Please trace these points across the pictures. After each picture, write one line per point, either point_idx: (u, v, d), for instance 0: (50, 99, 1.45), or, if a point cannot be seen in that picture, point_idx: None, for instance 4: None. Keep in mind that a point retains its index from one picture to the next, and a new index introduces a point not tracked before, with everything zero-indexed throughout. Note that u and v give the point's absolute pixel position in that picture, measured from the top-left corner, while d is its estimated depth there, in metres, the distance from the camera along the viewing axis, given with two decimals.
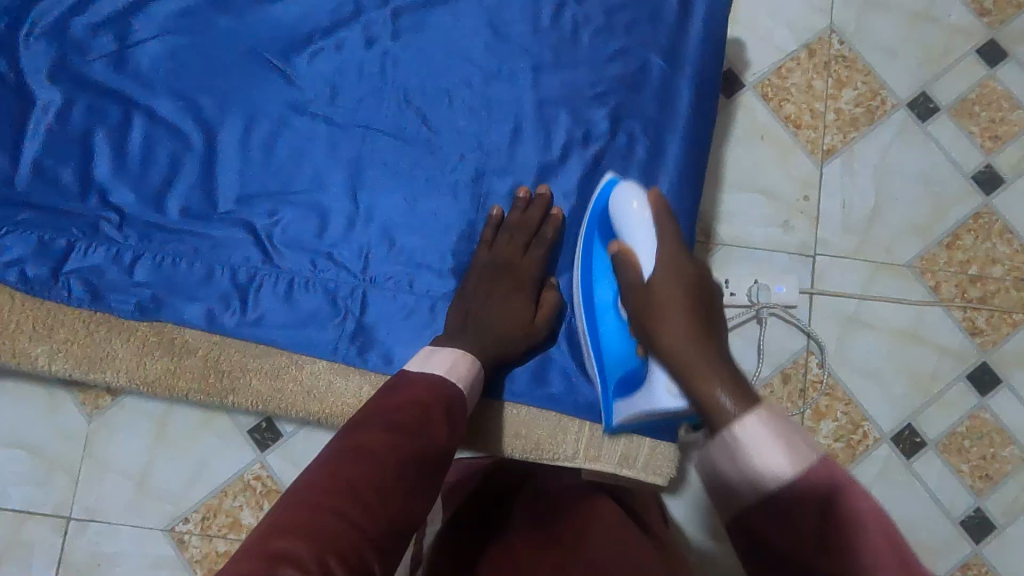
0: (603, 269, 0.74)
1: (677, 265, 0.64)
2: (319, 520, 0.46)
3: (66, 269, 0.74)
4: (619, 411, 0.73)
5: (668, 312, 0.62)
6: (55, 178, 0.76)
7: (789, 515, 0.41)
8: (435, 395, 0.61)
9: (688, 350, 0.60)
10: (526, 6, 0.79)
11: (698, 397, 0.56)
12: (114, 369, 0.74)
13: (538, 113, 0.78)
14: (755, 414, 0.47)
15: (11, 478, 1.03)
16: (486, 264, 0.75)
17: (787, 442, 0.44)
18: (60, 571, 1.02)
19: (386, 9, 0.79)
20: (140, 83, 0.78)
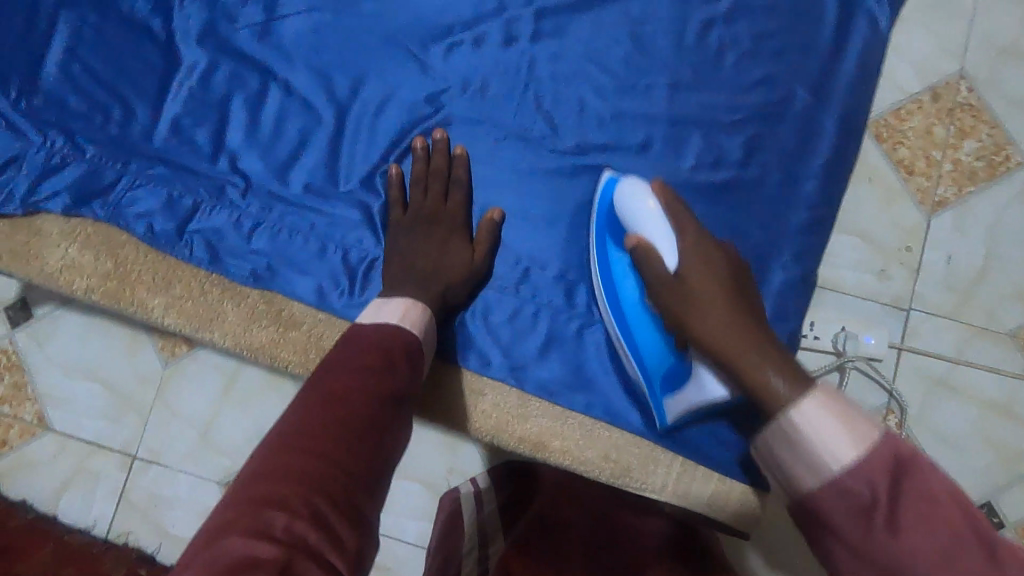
0: (620, 266, 0.70)
1: (708, 255, 0.62)
2: (301, 462, 0.47)
3: (190, 227, 0.76)
4: (670, 411, 0.69)
5: (708, 303, 0.60)
6: (191, 138, 0.79)
7: (851, 492, 0.42)
8: (397, 341, 0.60)
9: (729, 337, 0.58)
10: (672, 22, 0.77)
11: (747, 382, 0.55)
12: (221, 330, 0.76)
13: (669, 132, 0.76)
14: (813, 399, 0.46)
15: (88, 409, 1.07)
16: (416, 217, 0.74)
17: (842, 419, 0.45)
18: (120, 505, 1.06)
19: (531, 8, 0.77)
20: (282, 55, 0.79)
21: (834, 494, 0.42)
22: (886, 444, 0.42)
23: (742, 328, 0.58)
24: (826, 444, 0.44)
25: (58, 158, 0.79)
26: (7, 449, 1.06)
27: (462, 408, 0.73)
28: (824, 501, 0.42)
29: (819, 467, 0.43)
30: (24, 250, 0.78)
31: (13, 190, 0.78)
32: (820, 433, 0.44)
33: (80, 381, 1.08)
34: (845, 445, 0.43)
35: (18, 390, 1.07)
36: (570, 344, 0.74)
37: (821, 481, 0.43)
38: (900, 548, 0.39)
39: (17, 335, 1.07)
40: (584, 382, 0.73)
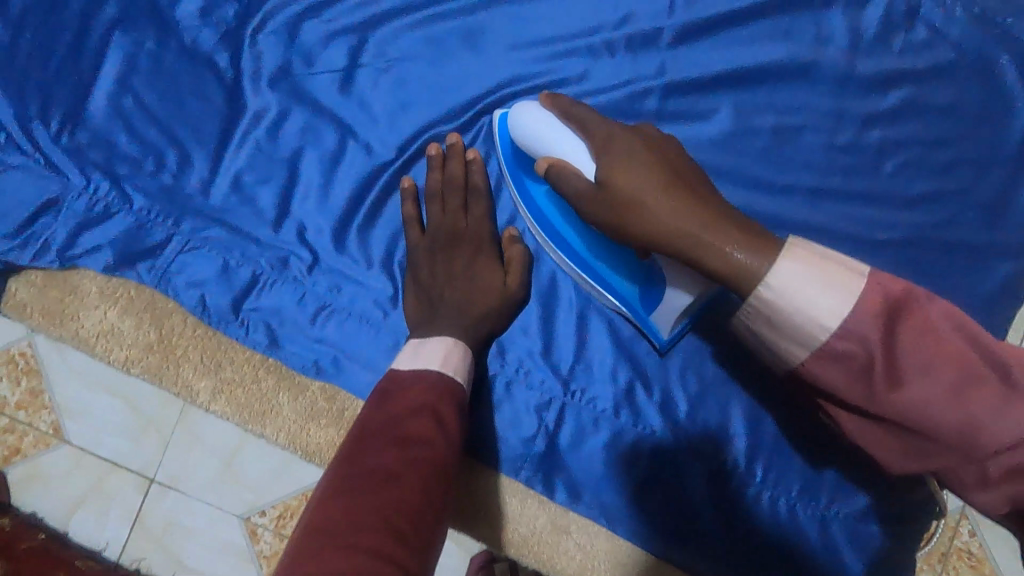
0: (542, 197, 0.63)
1: (620, 146, 0.53)
2: (342, 563, 0.43)
3: (247, 303, 0.67)
4: (661, 326, 0.61)
5: (645, 198, 0.49)
6: (254, 198, 0.68)
7: (845, 357, 0.39)
8: (435, 394, 0.55)
9: (681, 223, 0.47)
10: (826, 115, 0.65)
11: (712, 268, 0.46)
12: (276, 426, 0.68)
13: (812, 245, 0.65)
14: (788, 258, 0.40)
15: (106, 425, 0.89)
16: (437, 238, 0.65)
17: (824, 279, 0.39)
18: (134, 530, 0.89)
19: (661, 82, 0.66)
20: (364, 110, 0.68)
21: (825, 362, 0.40)
22: (873, 290, 0.39)
23: (688, 205, 0.48)
24: (810, 314, 0.39)
25: (102, 207, 0.68)
26: (19, 459, 0.89)
27: (543, 546, 0.66)
28: (815, 372, 0.41)
29: (806, 340, 0.40)
30: (58, 308, 0.70)
31: (50, 240, 0.68)
32: (805, 301, 0.39)
33: (99, 395, 0.90)
34: (838, 310, 0.39)
35: (35, 398, 0.90)
36: (673, 486, 0.64)
37: (809, 353, 0.40)
38: (911, 399, 0.38)
39: (36, 338, 0.90)
40: (684, 531, 0.64)
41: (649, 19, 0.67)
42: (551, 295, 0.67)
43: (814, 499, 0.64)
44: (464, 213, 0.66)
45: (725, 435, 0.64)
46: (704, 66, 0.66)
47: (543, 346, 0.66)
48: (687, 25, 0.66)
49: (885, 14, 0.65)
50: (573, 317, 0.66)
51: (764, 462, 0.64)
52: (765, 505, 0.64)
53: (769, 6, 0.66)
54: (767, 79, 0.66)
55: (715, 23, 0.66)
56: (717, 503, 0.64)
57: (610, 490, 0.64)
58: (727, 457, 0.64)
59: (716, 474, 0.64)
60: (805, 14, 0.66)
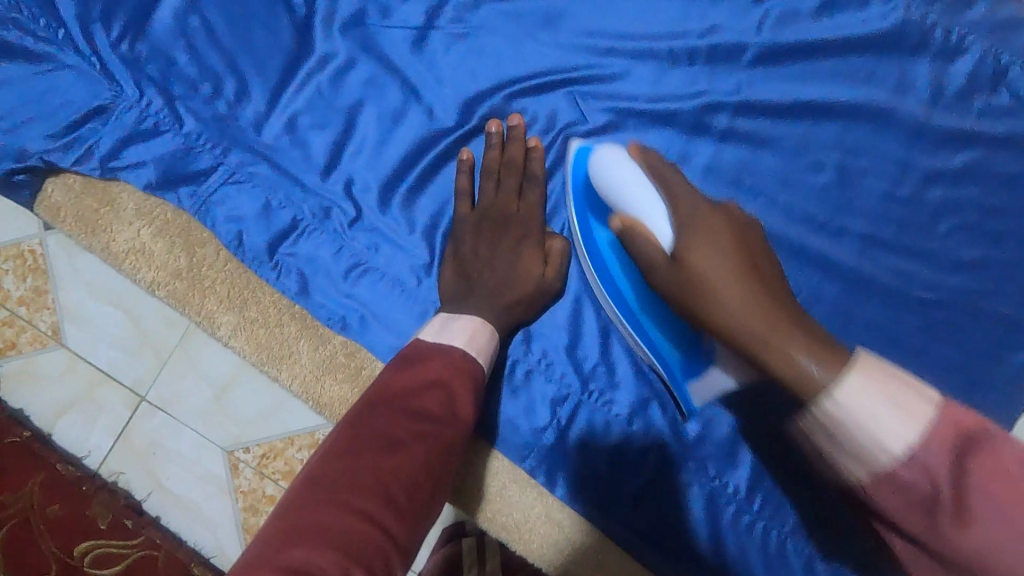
0: (605, 243, 0.63)
1: (707, 227, 0.51)
2: (337, 522, 0.44)
3: (283, 247, 0.67)
4: (696, 394, 0.63)
5: (722, 294, 0.48)
6: (306, 143, 0.67)
7: (912, 487, 0.35)
8: (456, 372, 0.55)
9: (750, 320, 0.46)
10: (891, 164, 0.65)
11: (782, 376, 0.43)
12: (291, 371, 0.68)
13: (851, 290, 0.65)
14: (858, 369, 0.36)
15: (107, 337, 0.89)
16: (484, 217, 0.65)
17: (897, 404, 0.35)
18: (119, 443, 0.89)
19: (735, 100, 0.65)
20: (433, 74, 0.67)
21: (887, 489, 0.35)
22: (947, 423, 0.34)
23: (764, 307, 0.46)
24: (873, 433, 0.34)
25: (151, 123, 0.67)
26: (14, 354, 0.89)
27: (533, 536, 0.67)
28: (877, 501, 0.36)
29: (870, 465, 0.35)
30: (93, 219, 0.69)
31: (94, 147, 0.67)
32: (871, 418, 0.35)
33: (103, 306, 0.89)
34: (904, 432, 0.34)
35: (38, 296, 0.89)
36: (670, 500, 0.65)
37: (869, 475, 0.36)
38: (972, 541, 0.34)
39: (49, 238, 0.89)
40: (673, 546, 0.65)
41: (735, 34, 0.65)
42: (588, 293, 0.66)
43: (805, 538, 0.64)
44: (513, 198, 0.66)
45: (730, 461, 0.65)
46: (781, 92, 0.65)
47: (569, 342, 0.66)
48: (772, 47, 0.65)
49: (973, 72, 0.64)
50: (603, 319, 0.66)
51: (763, 492, 0.65)
52: (756, 536, 0.65)
53: (859, 42, 0.65)
54: (841, 118, 0.65)
55: (801, 50, 0.65)
56: (710, 524, 0.65)
57: (609, 491, 0.65)
58: (727, 482, 0.65)
59: (715, 496, 0.65)
60: (893, 58, 0.65)
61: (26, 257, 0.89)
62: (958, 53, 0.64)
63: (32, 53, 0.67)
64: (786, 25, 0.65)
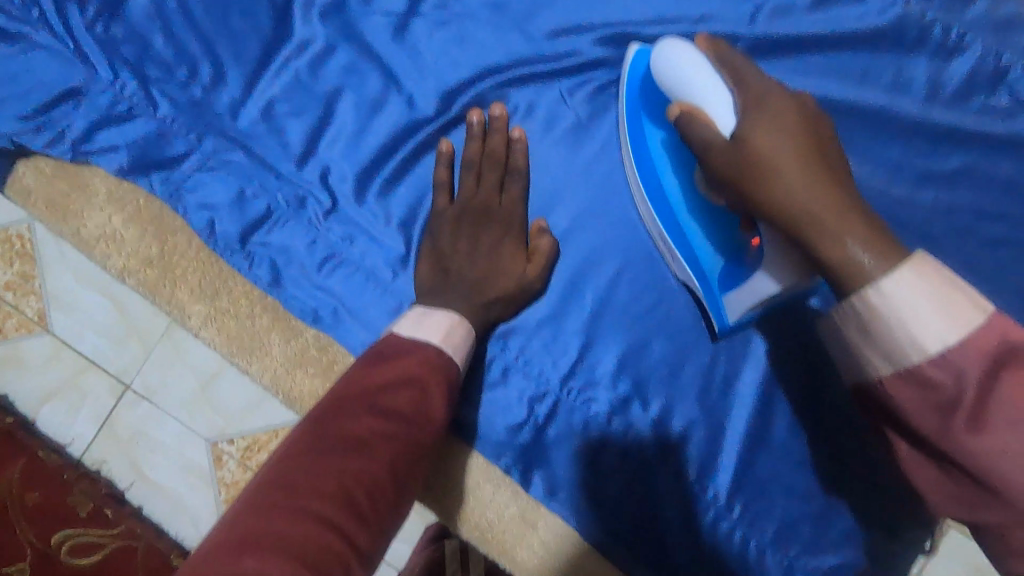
0: (657, 144, 0.60)
1: (772, 108, 0.48)
2: (294, 526, 0.41)
3: (256, 236, 0.65)
4: (731, 310, 0.58)
5: (776, 168, 0.45)
6: (282, 130, 0.66)
7: (933, 385, 0.36)
8: (429, 371, 0.53)
9: (806, 204, 0.43)
10: (883, 165, 0.63)
11: (828, 260, 0.42)
12: (263, 364, 0.66)
13: None
14: (909, 266, 0.38)
15: (91, 325, 0.88)
16: (464, 210, 0.63)
17: (942, 306, 0.36)
18: (100, 434, 0.88)
19: None
20: (414, 62, 0.65)
21: (907, 385, 0.37)
22: (991, 332, 0.36)
23: (830, 192, 0.44)
24: (909, 331, 0.36)
25: (124, 107, 0.66)
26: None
27: (506, 536, 0.66)
28: (891, 392, 0.38)
29: (897, 356, 0.37)
30: (63, 202, 0.68)
31: (67, 129, 0.66)
32: (912, 315, 0.36)
33: (91, 292, 0.88)
34: (944, 333, 0.36)
35: (23, 281, 0.88)
36: (647, 505, 0.63)
37: (892, 366, 0.38)
38: (983, 444, 0.35)
39: (36, 223, 0.88)
40: (647, 551, 0.63)
41: (726, 26, 0.63)
42: (569, 289, 0.64)
43: (786, 548, 0.63)
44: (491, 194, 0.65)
45: (711, 466, 0.63)
46: None
47: (547, 341, 0.64)
48: (764, 41, 0.63)
49: (972, 71, 0.62)
50: (583, 317, 0.64)
51: (743, 499, 0.63)
52: (736, 544, 0.63)
53: (854, 37, 0.62)
54: (835, 116, 0.63)
55: (794, 44, 0.63)
56: (688, 531, 0.63)
57: (584, 493, 0.64)
58: (706, 488, 0.63)
59: (692, 503, 0.63)
60: (889, 55, 0.63)
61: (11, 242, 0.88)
62: (957, 50, 0.62)
63: (7, 34, 0.65)
64: (780, 18, 0.63)
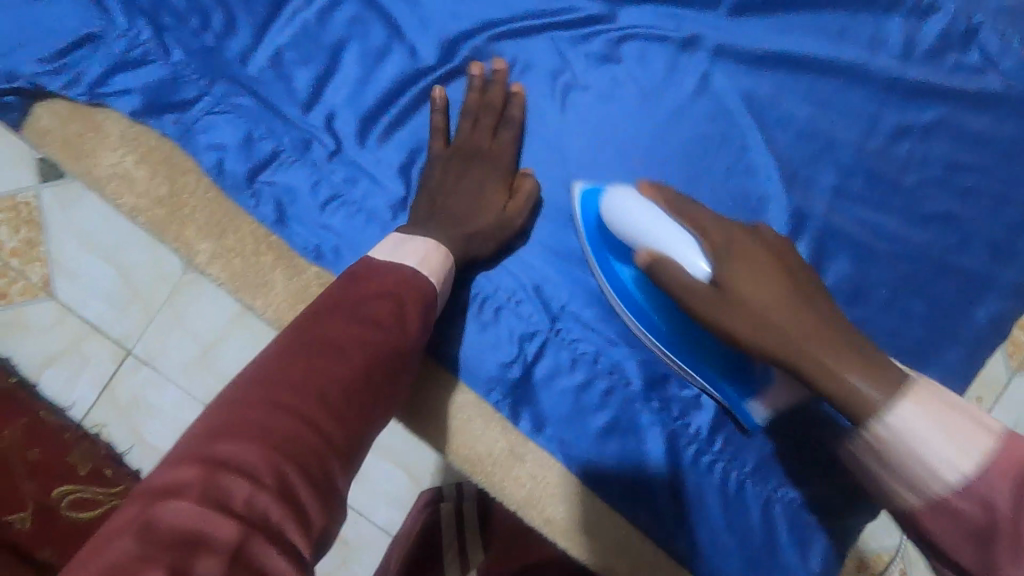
0: (631, 281, 0.63)
1: (746, 255, 0.54)
2: (269, 419, 0.41)
3: (263, 176, 0.68)
4: (755, 414, 0.64)
5: (770, 316, 0.51)
6: (290, 78, 0.69)
7: (964, 518, 0.40)
8: (405, 286, 0.54)
9: (801, 345, 0.49)
10: (861, 118, 0.66)
11: (829, 392, 0.48)
12: (265, 299, 0.68)
13: (820, 240, 0.66)
14: (913, 399, 0.43)
15: (95, 291, 0.91)
16: (456, 151, 0.66)
17: (952, 435, 0.40)
18: (101, 397, 0.90)
19: (711, 49, 0.67)
20: (417, 14, 0.69)
21: (940, 516, 0.41)
22: (1009, 458, 0.39)
23: (815, 331, 0.50)
24: (928, 464, 0.40)
25: (139, 54, 0.69)
26: (3, 304, 0.91)
27: (496, 470, 0.67)
28: (926, 521, 0.41)
29: (923, 491, 0.41)
30: (77, 142, 0.70)
31: (83, 74, 0.69)
32: (923, 446, 0.40)
33: (95, 260, 0.91)
34: (958, 463, 0.40)
35: (30, 248, 0.91)
36: (632, 437, 0.66)
37: (923, 502, 0.41)
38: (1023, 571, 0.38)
39: (44, 190, 0.91)
40: (632, 484, 0.66)
41: None
42: (559, 233, 0.68)
43: (762, 480, 0.66)
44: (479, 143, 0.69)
45: (692, 403, 0.66)
46: (757, 42, 0.66)
47: (537, 281, 0.67)
48: None
49: (944, 31, 0.65)
50: (573, 259, 0.67)
51: (724, 434, 0.66)
52: (716, 476, 0.66)
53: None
54: (815, 72, 0.66)
55: (776, 3, 0.66)
56: (671, 465, 0.66)
57: (571, 428, 0.66)
58: (688, 423, 0.66)
59: (675, 437, 0.66)
60: (867, 15, 0.66)
61: (19, 208, 0.91)
62: (930, 12, 0.65)
63: None
64: None
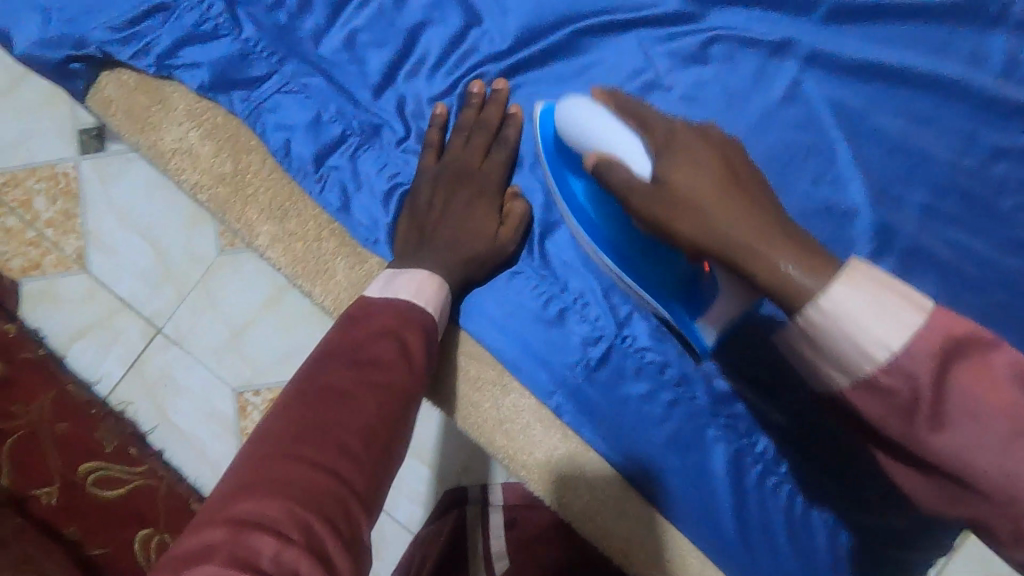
0: (583, 196, 0.60)
1: (683, 145, 0.47)
2: (286, 471, 0.41)
3: (330, 160, 0.66)
4: (706, 334, 0.60)
5: (703, 204, 0.43)
6: (363, 60, 0.67)
7: (889, 393, 0.34)
8: (405, 322, 0.54)
9: (730, 232, 0.41)
10: (956, 136, 0.63)
11: (765, 287, 0.39)
12: (325, 288, 0.67)
13: (905, 260, 0.63)
14: (849, 280, 0.34)
15: (131, 268, 0.90)
16: (444, 171, 0.64)
17: (883, 311, 0.33)
18: (125, 374, 0.89)
19: (803, 56, 0.64)
20: (499, 3, 0.66)
21: (865, 395, 0.34)
22: (937, 327, 0.33)
23: (750, 218, 0.42)
24: (858, 343, 0.33)
25: (210, 27, 0.67)
26: (37, 274, 0.91)
27: (553, 479, 0.65)
28: (857, 404, 0.35)
29: (850, 368, 0.34)
30: (144, 115, 0.69)
31: (152, 45, 0.67)
32: (857, 330, 0.33)
33: (128, 234, 0.91)
34: (888, 340, 0.33)
35: (66, 219, 0.91)
36: (697, 453, 0.64)
37: (850, 382, 0.35)
38: (943, 442, 0.33)
39: (83, 162, 0.92)
40: (693, 501, 0.63)
41: None
42: None
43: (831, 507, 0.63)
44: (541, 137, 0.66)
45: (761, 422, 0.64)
46: (851, 51, 0.64)
47: (607, 283, 0.65)
48: (845, 6, 0.64)
49: None
50: None
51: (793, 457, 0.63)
52: (782, 499, 0.63)
53: (936, 9, 0.63)
54: (909, 85, 0.64)
55: (873, 12, 0.64)
56: (735, 485, 0.63)
57: (633, 440, 0.64)
58: (756, 442, 0.63)
59: (741, 455, 0.64)
60: (969, 29, 0.63)
61: (59, 179, 0.92)
62: None
63: None
64: None
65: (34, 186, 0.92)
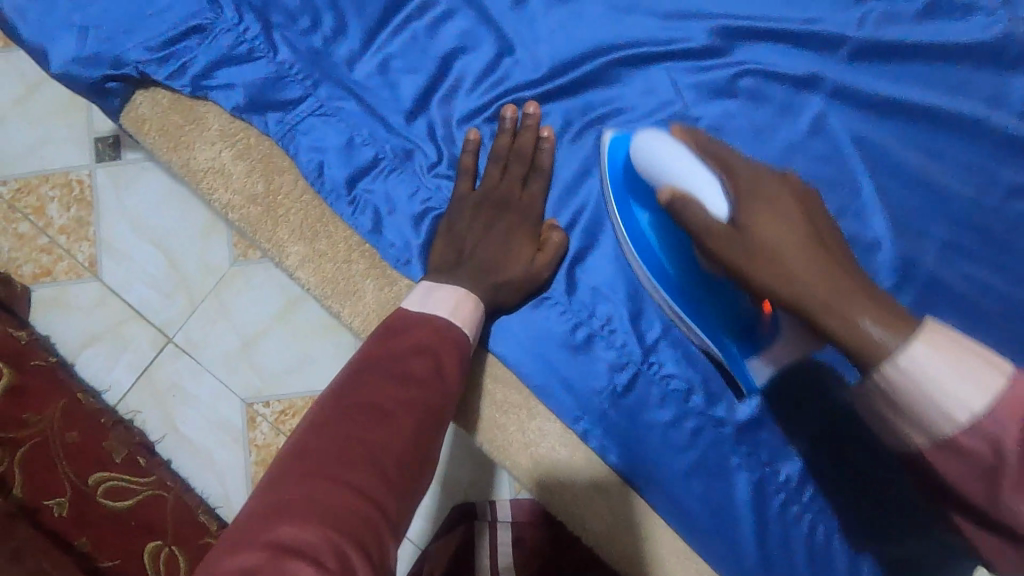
0: (647, 226, 0.62)
1: (768, 196, 0.51)
2: (323, 493, 0.42)
3: (362, 183, 0.67)
4: (757, 373, 0.62)
5: (787, 259, 0.47)
6: (396, 85, 0.68)
7: (972, 456, 0.36)
8: (440, 340, 0.54)
9: (818, 293, 0.45)
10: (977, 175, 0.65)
11: (842, 341, 0.43)
12: (354, 308, 0.68)
13: (925, 294, 0.65)
14: (924, 339, 0.38)
15: (140, 274, 0.91)
16: (484, 199, 0.66)
17: (960, 370, 0.36)
18: (136, 383, 0.90)
19: (828, 93, 0.66)
20: (532, 33, 0.68)
21: (948, 455, 0.37)
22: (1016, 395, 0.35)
23: (828, 277, 0.46)
24: (936, 402, 0.37)
25: (246, 49, 0.68)
26: (48, 281, 0.91)
27: (576, 503, 0.66)
28: (934, 461, 0.38)
29: (931, 428, 0.37)
30: (177, 133, 0.70)
31: (187, 65, 0.68)
32: (935, 388, 0.36)
33: (141, 242, 0.91)
34: (970, 403, 0.36)
35: (79, 227, 0.92)
36: (720, 480, 0.65)
37: (930, 442, 0.38)
38: None
39: (98, 170, 0.92)
40: (716, 527, 0.64)
41: (834, 28, 0.66)
42: None
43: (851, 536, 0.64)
44: (572, 165, 0.68)
45: (784, 451, 0.64)
46: (875, 89, 0.65)
47: (634, 311, 0.66)
48: (870, 44, 0.65)
49: None
50: None
51: (815, 486, 0.64)
52: (803, 527, 0.64)
53: (959, 49, 0.65)
54: (932, 123, 0.65)
55: (897, 52, 0.65)
56: (756, 512, 0.64)
57: (656, 466, 0.65)
58: (778, 470, 0.65)
59: (764, 483, 0.64)
60: (991, 70, 0.65)
61: (73, 187, 0.92)
62: None
63: None
64: (887, 25, 0.66)
65: (48, 193, 0.92)
